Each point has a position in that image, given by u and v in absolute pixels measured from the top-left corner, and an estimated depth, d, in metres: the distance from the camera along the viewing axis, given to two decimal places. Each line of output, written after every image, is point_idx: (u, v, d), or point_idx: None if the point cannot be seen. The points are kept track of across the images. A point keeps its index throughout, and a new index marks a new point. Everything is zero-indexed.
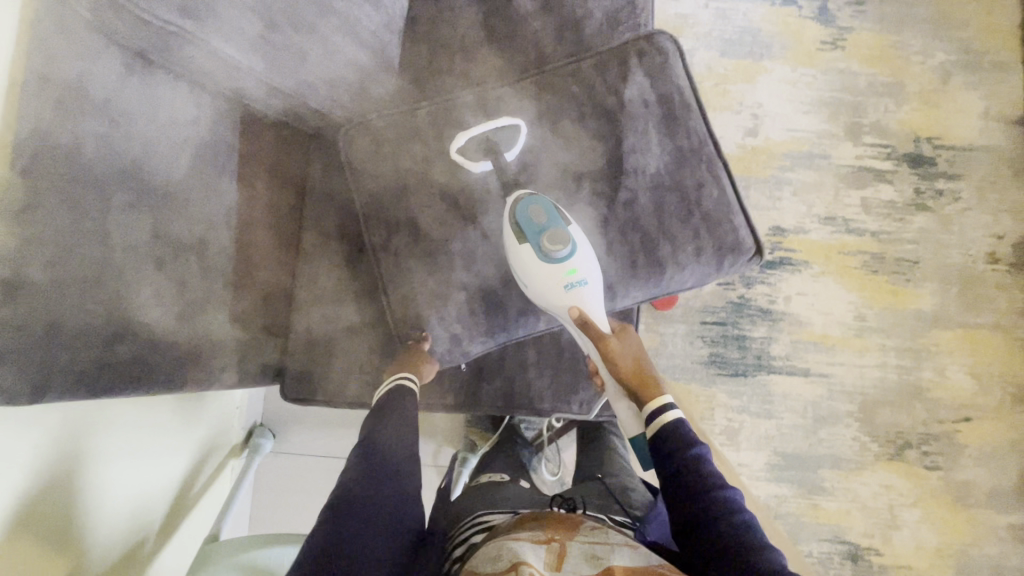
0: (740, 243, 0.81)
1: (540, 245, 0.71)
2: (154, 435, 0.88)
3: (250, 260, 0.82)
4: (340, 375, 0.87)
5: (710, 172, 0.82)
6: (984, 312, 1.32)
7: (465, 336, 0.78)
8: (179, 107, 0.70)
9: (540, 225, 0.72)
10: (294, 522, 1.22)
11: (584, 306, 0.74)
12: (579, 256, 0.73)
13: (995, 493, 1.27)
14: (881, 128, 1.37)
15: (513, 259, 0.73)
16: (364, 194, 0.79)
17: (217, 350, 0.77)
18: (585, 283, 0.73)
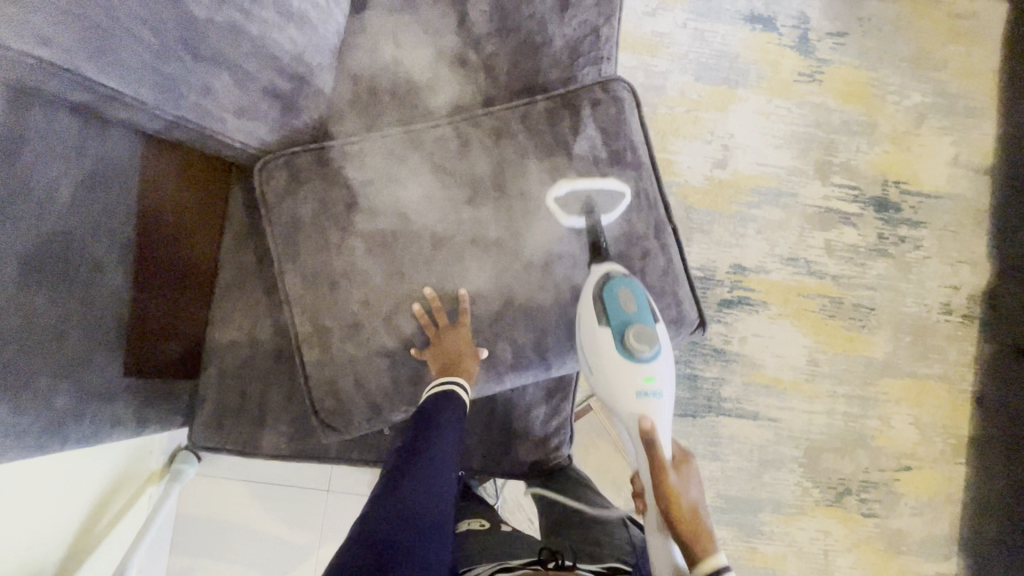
0: (681, 317, 0.79)
1: (622, 337, 0.69)
2: (37, 490, 0.79)
3: (153, 301, 0.74)
4: (254, 423, 0.80)
5: (659, 240, 0.78)
6: (934, 363, 1.32)
7: (385, 402, 0.72)
8: (56, 137, 0.59)
9: (629, 316, 0.69)
10: (219, 548, 1.16)
11: (651, 419, 0.70)
12: (659, 364, 0.70)
13: (927, 541, 1.30)
14: (851, 168, 1.34)
15: (591, 342, 0.71)
16: (281, 239, 0.71)
17: (111, 405, 0.69)
18: (658, 395, 0.70)
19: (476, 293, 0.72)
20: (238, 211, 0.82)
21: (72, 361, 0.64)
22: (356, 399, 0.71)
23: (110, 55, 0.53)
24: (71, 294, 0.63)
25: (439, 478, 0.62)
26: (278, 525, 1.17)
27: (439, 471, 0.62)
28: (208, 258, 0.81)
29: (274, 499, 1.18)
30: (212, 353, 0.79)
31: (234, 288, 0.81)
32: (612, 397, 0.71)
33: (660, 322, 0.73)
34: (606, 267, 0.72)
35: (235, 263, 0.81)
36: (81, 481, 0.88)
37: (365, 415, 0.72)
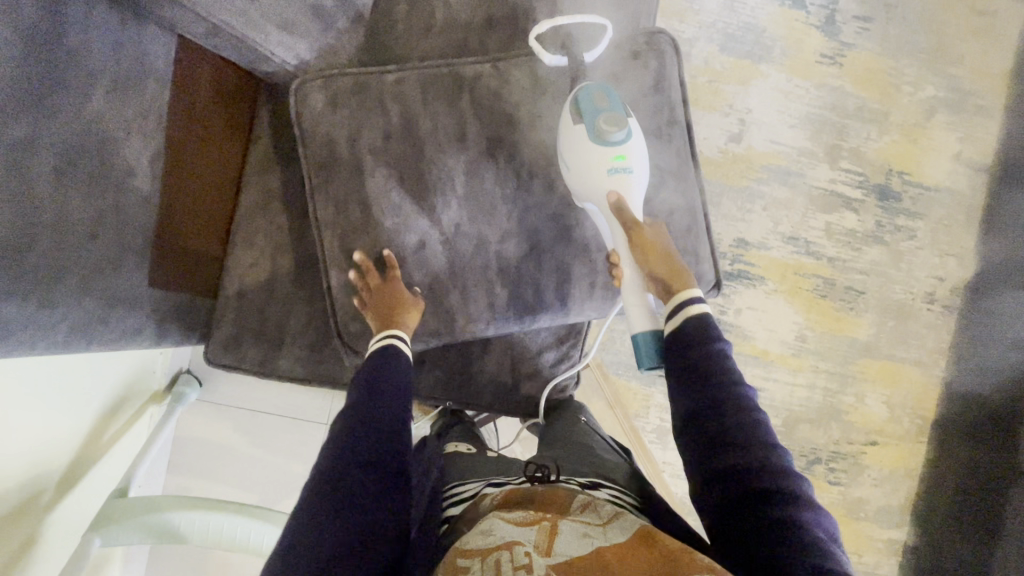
0: (699, 275, 0.79)
1: (592, 123, 0.67)
2: (57, 387, 0.81)
3: (180, 212, 0.74)
4: (271, 344, 0.81)
5: (686, 199, 0.78)
6: (912, 348, 1.40)
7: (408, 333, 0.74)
8: (93, 38, 0.59)
9: (599, 108, 0.68)
10: (215, 470, 1.19)
11: (624, 191, 0.68)
12: (631, 144, 0.68)
13: (884, 510, 1.39)
14: (859, 154, 1.37)
15: (565, 139, 0.70)
16: (314, 161, 0.71)
17: (133, 313, 0.69)
18: (630, 172, 0.68)
19: (505, 234, 0.74)
20: (263, 132, 0.81)
21: (98, 262, 0.63)
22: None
23: None
24: (100, 194, 0.62)
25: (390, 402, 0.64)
26: (276, 453, 1.20)
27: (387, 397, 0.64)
28: (231, 177, 0.80)
29: (272, 427, 1.21)
30: (233, 271, 0.79)
31: (259, 209, 0.80)
32: (585, 187, 0.70)
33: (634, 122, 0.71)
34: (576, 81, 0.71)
35: (260, 186, 0.81)
36: (87, 393, 0.89)
37: None
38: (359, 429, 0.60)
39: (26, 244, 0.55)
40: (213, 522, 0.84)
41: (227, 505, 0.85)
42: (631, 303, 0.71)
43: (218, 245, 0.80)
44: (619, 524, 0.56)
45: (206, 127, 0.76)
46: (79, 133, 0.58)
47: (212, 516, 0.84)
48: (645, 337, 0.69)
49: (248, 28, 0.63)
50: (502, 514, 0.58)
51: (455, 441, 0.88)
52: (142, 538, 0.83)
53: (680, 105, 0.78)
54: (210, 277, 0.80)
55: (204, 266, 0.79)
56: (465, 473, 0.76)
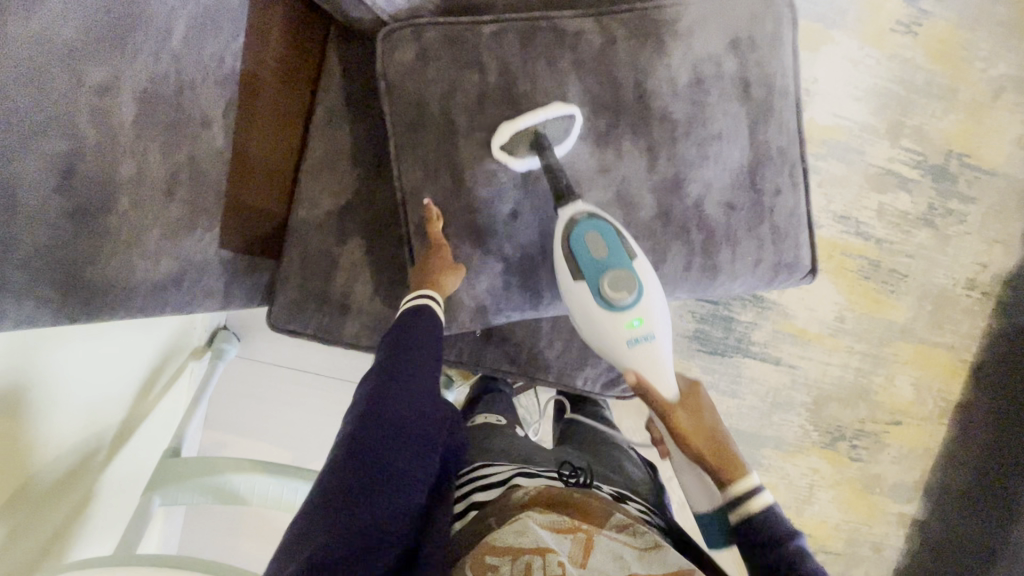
0: (796, 262, 0.79)
1: (598, 285, 0.63)
2: (115, 342, 0.80)
3: (246, 165, 0.69)
4: (337, 311, 0.77)
5: (790, 180, 0.76)
6: (946, 332, 1.40)
7: (492, 305, 0.72)
8: None
9: (599, 262, 0.63)
10: (250, 426, 1.16)
11: (652, 363, 0.65)
12: (645, 303, 0.64)
13: (899, 486, 1.44)
14: (921, 133, 1.33)
15: (569, 298, 0.65)
16: (402, 120, 0.68)
17: (206, 276, 0.66)
18: (651, 337, 0.65)
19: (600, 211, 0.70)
20: (334, 80, 0.74)
21: (173, 225, 0.60)
22: (466, 300, 0.71)
23: None
24: (178, 147, 0.59)
25: (419, 377, 0.60)
26: (313, 413, 1.17)
27: (416, 369, 0.60)
28: (297, 128, 0.75)
29: (308, 385, 1.17)
30: (297, 232, 0.74)
31: (326, 167, 0.74)
32: (605, 354, 0.67)
33: (642, 259, 0.65)
34: (568, 208, 0.64)
35: (327, 139, 0.75)
36: (138, 350, 0.86)
37: (468, 316, 0.72)
38: (384, 406, 0.57)
39: (109, 203, 0.53)
40: (273, 487, 0.81)
41: (285, 469, 0.82)
42: (682, 479, 0.70)
43: (281, 203, 0.75)
44: (655, 553, 0.55)
45: (276, 74, 0.71)
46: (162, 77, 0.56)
47: (271, 481, 0.82)
48: (709, 519, 0.69)
49: None
50: (533, 513, 0.57)
51: (484, 413, 0.90)
52: (203, 497, 0.83)
53: (787, 83, 0.74)
54: (271, 237, 0.74)
55: (267, 226, 0.73)
56: (492, 456, 0.74)
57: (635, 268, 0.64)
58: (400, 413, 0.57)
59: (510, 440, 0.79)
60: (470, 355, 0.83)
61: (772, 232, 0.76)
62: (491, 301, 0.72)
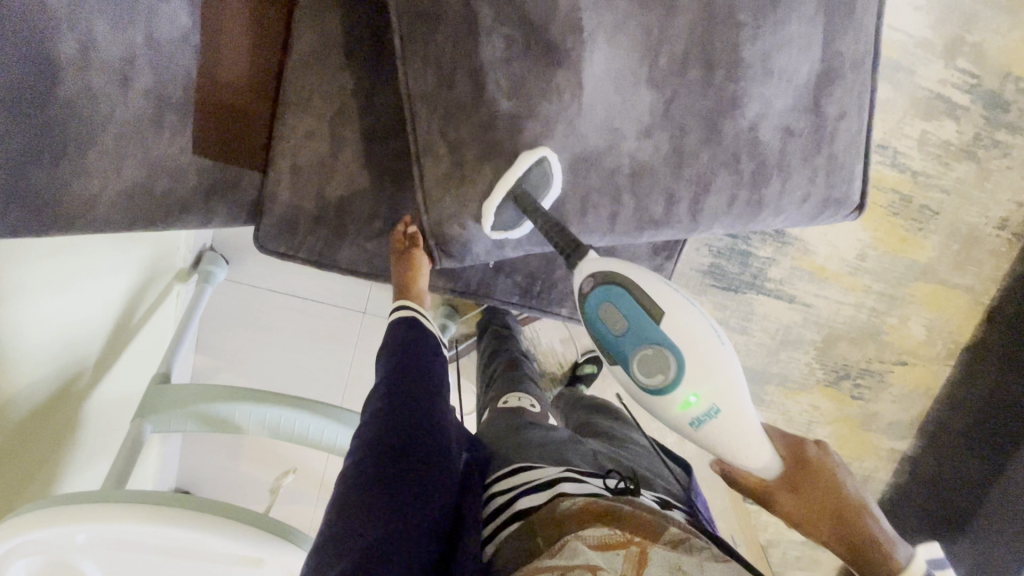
0: (848, 198, 0.71)
1: (631, 369, 0.53)
2: (87, 261, 0.72)
3: (218, 55, 0.58)
4: (332, 234, 0.69)
5: (858, 100, 0.68)
6: (968, 273, 1.35)
7: (512, 237, 0.63)
8: None
9: (624, 340, 0.53)
10: (244, 354, 1.12)
11: (728, 441, 0.52)
12: (697, 376, 0.51)
13: (894, 424, 1.46)
14: (980, 53, 1.20)
15: (624, 383, 0.56)
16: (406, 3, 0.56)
17: (181, 186, 0.57)
18: (717, 411, 0.51)
19: (642, 127, 0.61)
20: None
21: (135, 121, 0.52)
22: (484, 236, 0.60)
23: None
24: (131, 25, 0.50)
25: (432, 377, 0.60)
26: (311, 342, 1.12)
27: (427, 370, 0.60)
28: (280, 14, 0.63)
29: (304, 312, 1.12)
30: (284, 141, 0.64)
31: (315, 64, 0.63)
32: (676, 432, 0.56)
33: (688, 314, 0.51)
34: (577, 287, 0.55)
35: (316, 30, 0.63)
36: (115, 272, 0.79)
37: (484, 249, 0.62)
38: (403, 402, 0.56)
39: (49, 86, 0.45)
40: (272, 416, 0.77)
41: (284, 399, 0.77)
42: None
43: (266, 106, 0.64)
44: (714, 562, 0.47)
45: None
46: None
47: (269, 409, 0.77)
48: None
49: None
50: (579, 530, 0.48)
51: (518, 395, 0.82)
52: (197, 426, 0.79)
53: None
54: (258, 147, 0.64)
55: (251, 132, 0.63)
56: (527, 455, 0.64)
57: (670, 343, 0.51)
58: (420, 407, 0.56)
59: (540, 435, 0.70)
60: (479, 284, 0.77)
61: (827, 162, 0.68)
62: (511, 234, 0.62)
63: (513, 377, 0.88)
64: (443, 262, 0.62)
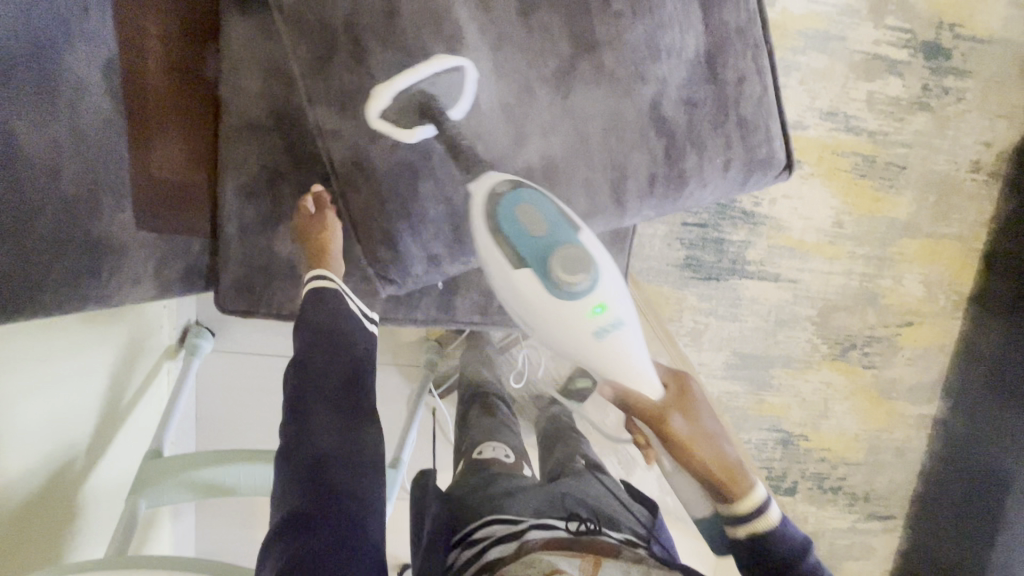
0: (771, 158, 0.75)
1: (547, 269, 0.54)
2: (64, 350, 0.75)
3: (150, 142, 0.63)
4: (286, 284, 0.72)
5: (755, 64, 0.72)
6: (952, 222, 1.33)
7: (447, 254, 0.66)
8: None
9: (543, 240, 0.55)
10: (241, 422, 1.14)
11: (621, 357, 0.57)
12: (607, 287, 0.56)
13: (915, 387, 1.40)
14: (907, 8, 1.22)
15: (519, 292, 0.56)
16: (307, 54, 0.59)
17: (127, 262, 0.62)
18: (619, 325, 0.57)
19: (548, 130, 0.64)
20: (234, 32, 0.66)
21: (71, 205, 0.56)
22: (416, 255, 0.64)
23: None
24: (54, 120, 0.54)
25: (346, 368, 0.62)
26: None
27: (339, 363, 0.61)
28: (205, 94, 0.67)
29: None
30: (226, 206, 0.68)
31: (244, 130, 0.67)
32: (566, 348, 0.58)
33: (589, 236, 0.57)
34: (485, 183, 0.56)
35: (238, 101, 0.67)
36: (96, 360, 0.82)
37: (421, 268, 0.65)
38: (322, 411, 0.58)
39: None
40: (259, 472, 0.78)
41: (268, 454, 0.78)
42: (676, 482, 0.66)
43: (206, 178, 0.68)
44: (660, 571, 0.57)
45: (165, 33, 0.64)
46: (23, 36, 0.51)
47: (256, 467, 0.78)
48: (710, 517, 0.67)
49: None
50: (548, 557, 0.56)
51: (492, 444, 0.86)
52: (190, 493, 0.80)
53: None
54: (202, 219, 0.68)
55: (194, 204, 0.67)
56: (497, 504, 0.70)
57: (584, 246, 0.55)
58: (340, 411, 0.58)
59: (509, 484, 0.77)
60: (440, 310, 0.79)
61: (739, 125, 0.72)
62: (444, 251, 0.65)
63: (488, 423, 0.92)
64: (385, 288, 0.66)
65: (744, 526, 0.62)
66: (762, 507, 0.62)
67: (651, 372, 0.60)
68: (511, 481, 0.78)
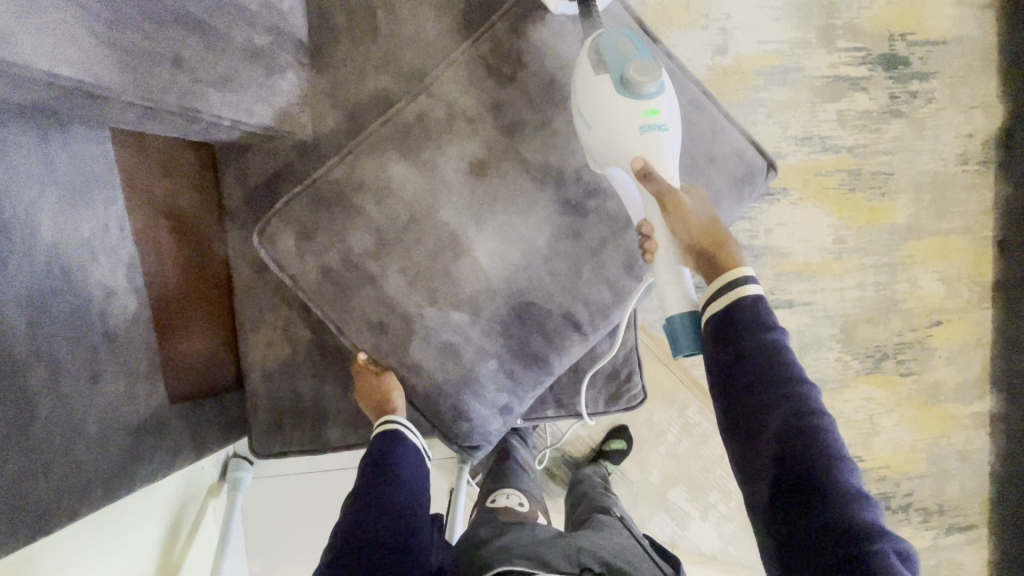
0: (752, 169, 0.81)
1: (621, 73, 0.64)
2: (117, 519, 0.78)
3: (173, 330, 0.70)
4: (315, 421, 0.77)
5: (695, 106, 0.79)
6: (955, 216, 1.32)
7: (514, 400, 0.77)
8: (40, 161, 0.54)
9: (627, 56, 0.65)
10: (289, 545, 1.15)
11: (658, 153, 0.65)
12: (664, 98, 0.65)
13: (962, 386, 1.35)
14: (855, 29, 1.27)
15: (591, 93, 0.66)
16: (317, 247, 0.70)
17: (167, 435, 0.67)
18: (664, 130, 0.65)
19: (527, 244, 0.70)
20: (238, 217, 0.73)
21: (112, 403, 0.61)
22: (487, 412, 0.75)
23: (70, 49, 0.47)
24: (89, 332, 0.59)
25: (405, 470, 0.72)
26: None
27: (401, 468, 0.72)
28: (220, 278, 0.74)
29: (334, 484, 1.15)
30: (250, 366, 0.74)
31: (253, 288, 0.73)
32: (613, 144, 0.66)
33: (662, 71, 0.67)
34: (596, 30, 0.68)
35: (248, 285, 0.73)
36: (148, 518, 0.85)
37: (500, 422, 0.78)
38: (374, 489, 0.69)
39: (34, 416, 0.52)
40: None
41: None
42: (665, 261, 0.66)
43: (227, 353, 0.75)
44: None
45: (179, 232, 0.71)
46: (54, 272, 0.55)
47: None
48: (678, 317, 0.66)
49: (189, 100, 0.58)
50: None
51: (507, 494, 0.95)
52: None
53: (664, 63, 0.80)
54: (225, 371, 0.75)
55: (218, 361, 0.74)
56: (509, 553, 0.73)
57: (660, 70, 0.66)
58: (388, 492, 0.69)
59: (527, 533, 0.79)
60: None
61: (710, 162, 0.79)
62: (479, 387, 0.74)
63: (505, 478, 1.01)
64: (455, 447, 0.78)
65: (729, 298, 0.62)
66: (746, 279, 0.63)
67: (676, 172, 0.67)
68: (523, 533, 0.80)
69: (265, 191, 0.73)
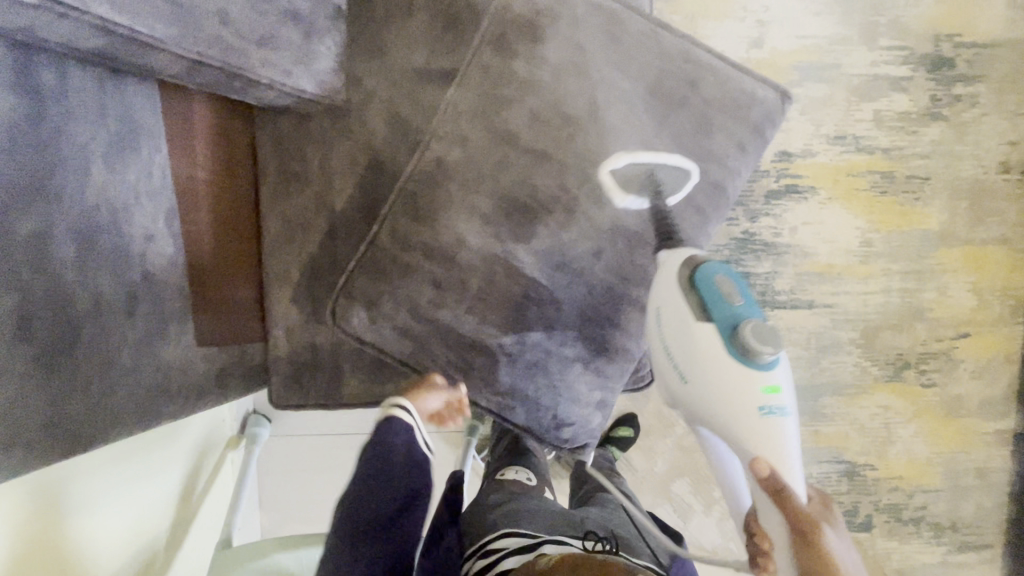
0: (767, 108, 0.79)
1: (731, 335, 0.60)
2: (139, 453, 0.83)
3: (205, 280, 0.73)
4: (330, 377, 0.80)
5: (693, 62, 0.77)
6: (992, 225, 1.28)
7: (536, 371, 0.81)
8: (92, 102, 0.59)
9: (734, 307, 0.61)
10: (299, 502, 1.20)
11: (780, 439, 0.61)
12: (782, 371, 0.61)
13: (986, 402, 1.31)
14: (899, 27, 1.23)
15: (694, 343, 0.62)
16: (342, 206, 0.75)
17: (191, 375, 0.71)
18: (784, 413, 0.61)
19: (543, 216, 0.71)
20: (270, 179, 0.77)
21: (144, 338, 0.65)
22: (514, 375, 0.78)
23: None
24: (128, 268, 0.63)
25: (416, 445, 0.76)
26: None
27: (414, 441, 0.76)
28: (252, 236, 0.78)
29: (344, 447, 1.19)
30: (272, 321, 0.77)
31: (281, 246, 0.77)
32: (727, 413, 0.61)
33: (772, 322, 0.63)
34: (695, 255, 0.64)
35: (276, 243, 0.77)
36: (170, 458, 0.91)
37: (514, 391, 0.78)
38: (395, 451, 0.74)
39: None
40: None
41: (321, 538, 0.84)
42: None
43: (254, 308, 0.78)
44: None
45: (215, 188, 0.75)
46: (100, 208, 0.60)
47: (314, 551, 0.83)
48: None
49: (230, 56, 0.61)
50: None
51: (515, 468, 0.99)
52: None
53: (652, 28, 0.76)
54: (252, 326, 0.78)
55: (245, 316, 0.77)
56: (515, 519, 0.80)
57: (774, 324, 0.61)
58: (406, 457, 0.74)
59: (532, 502, 0.86)
60: None
61: (727, 111, 0.77)
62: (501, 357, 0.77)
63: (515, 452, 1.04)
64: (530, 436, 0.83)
65: None
66: None
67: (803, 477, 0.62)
68: (529, 502, 0.86)
69: (291, 151, 0.76)
